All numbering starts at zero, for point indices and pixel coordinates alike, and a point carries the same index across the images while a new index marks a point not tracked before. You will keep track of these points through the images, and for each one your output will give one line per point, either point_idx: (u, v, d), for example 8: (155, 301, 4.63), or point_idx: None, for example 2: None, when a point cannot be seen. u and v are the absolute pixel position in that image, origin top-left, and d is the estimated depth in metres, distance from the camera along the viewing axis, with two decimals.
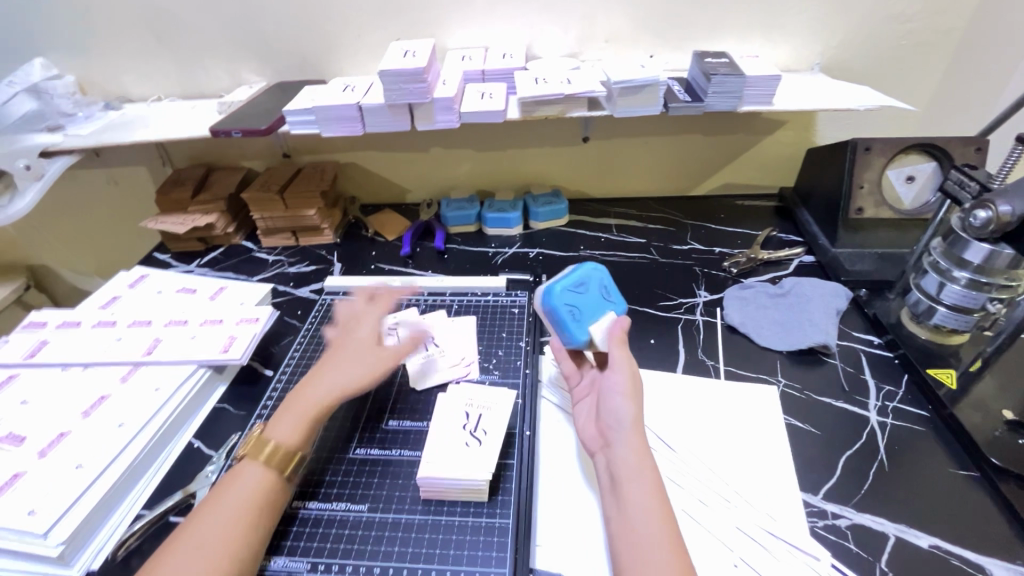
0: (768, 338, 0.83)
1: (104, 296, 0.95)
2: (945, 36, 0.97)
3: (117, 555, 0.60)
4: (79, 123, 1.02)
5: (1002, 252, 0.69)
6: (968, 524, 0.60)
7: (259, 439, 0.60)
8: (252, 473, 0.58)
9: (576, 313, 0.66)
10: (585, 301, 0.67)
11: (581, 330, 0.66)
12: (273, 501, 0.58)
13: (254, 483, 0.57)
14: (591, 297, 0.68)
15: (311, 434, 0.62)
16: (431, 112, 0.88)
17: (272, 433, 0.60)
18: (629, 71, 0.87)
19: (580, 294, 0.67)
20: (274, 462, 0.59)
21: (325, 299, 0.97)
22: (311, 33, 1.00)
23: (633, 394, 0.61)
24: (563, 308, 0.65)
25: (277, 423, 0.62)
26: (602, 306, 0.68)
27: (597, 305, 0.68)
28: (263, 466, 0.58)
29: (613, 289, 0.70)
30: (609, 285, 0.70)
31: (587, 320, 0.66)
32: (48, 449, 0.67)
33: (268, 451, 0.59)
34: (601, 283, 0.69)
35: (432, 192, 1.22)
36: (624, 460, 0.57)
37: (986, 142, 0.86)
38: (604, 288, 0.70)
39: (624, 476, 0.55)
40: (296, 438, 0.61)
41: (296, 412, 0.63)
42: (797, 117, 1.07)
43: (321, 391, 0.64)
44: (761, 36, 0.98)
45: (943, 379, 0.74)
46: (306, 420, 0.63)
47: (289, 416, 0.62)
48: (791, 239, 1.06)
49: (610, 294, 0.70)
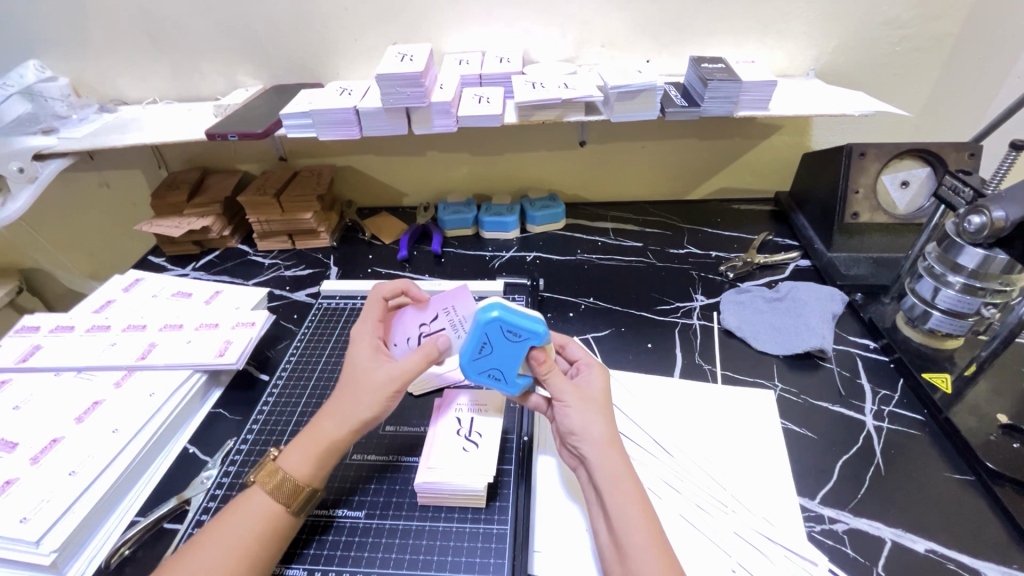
0: (765, 342, 0.84)
1: (98, 300, 0.94)
2: (938, 42, 0.98)
3: (110, 563, 0.60)
4: (72, 126, 1.01)
5: (996, 257, 0.70)
6: (963, 528, 0.60)
7: (271, 468, 0.57)
8: (262, 499, 0.56)
9: (497, 372, 0.62)
10: (496, 355, 0.60)
11: (513, 382, 0.62)
12: (290, 526, 0.57)
13: (266, 508, 0.56)
14: (500, 350, 0.60)
15: (329, 465, 0.59)
16: (428, 116, 0.88)
17: (284, 465, 0.58)
18: (626, 76, 0.87)
19: (501, 338, 0.59)
20: (290, 499, 0.56)
21: (321, 303, 0.96)
22: (308, 37, 1.00)
23: (591, 407, 0.59)
24: (480, 377, 0.62)
25: (289, 454, 0.59)
26: (516, 350, 0.60)
27: (510, 350, 0.60)
28: (278, 497, 0.56)
29: (518, 326, 0.58)
30: (509, 324, 0.58)
31: (511, 372, 0.61)
32: (41, 455, 0.66)
33: (280, 485, 0.57)
34: (501, 327, 0.59)
35: (429, 196, 1.22)
36: (601, 477, 0.55)
37: (980, 148, 0.86)
38: (507, 329, 0.59)
39: (601, 488, 0.55)
40: (313, 475, 0.58)
41: (309, 443, 0.59)
42: (792, 122, 1.07)
43: (337, 424, 0.60)
44: (756, 41, 0.99)
45: (938, 383, 0.74)
46: (322, 453, 0.59)
47: (302, 447, 0.59)
48: (786, 243, 1.07)
49: (516, 333, 0.58)
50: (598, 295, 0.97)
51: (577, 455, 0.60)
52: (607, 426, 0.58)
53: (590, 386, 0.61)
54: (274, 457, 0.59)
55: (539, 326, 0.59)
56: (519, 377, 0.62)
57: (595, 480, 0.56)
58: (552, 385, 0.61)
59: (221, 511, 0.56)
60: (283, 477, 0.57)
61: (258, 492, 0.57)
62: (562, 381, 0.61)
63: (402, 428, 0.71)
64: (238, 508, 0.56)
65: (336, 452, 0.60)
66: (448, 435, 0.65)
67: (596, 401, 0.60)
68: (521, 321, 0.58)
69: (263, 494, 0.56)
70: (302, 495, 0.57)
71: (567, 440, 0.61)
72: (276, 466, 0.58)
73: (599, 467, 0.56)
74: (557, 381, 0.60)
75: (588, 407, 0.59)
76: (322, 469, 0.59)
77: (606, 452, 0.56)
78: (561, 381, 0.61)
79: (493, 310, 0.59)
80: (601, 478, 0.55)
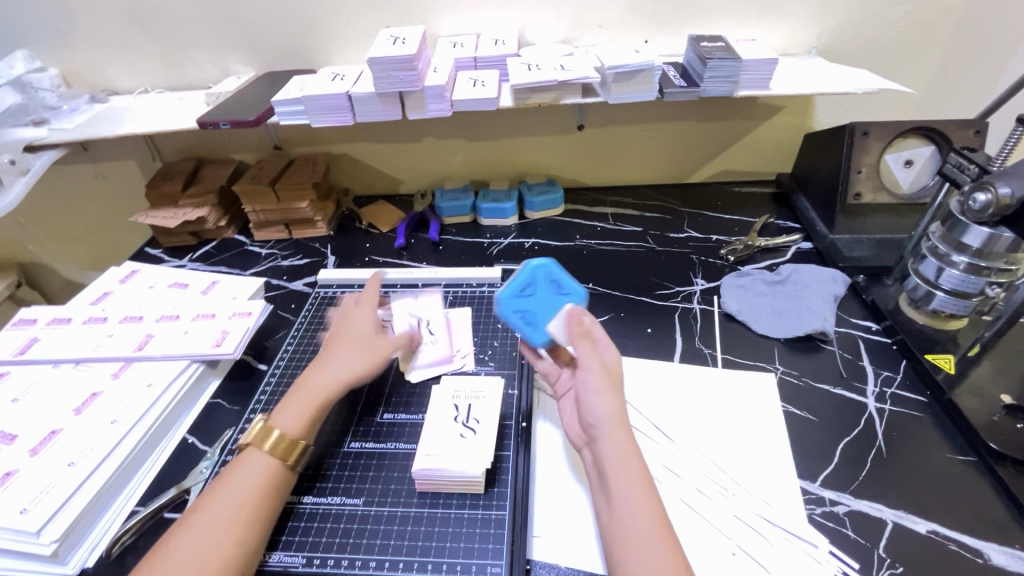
0: (766, 325, 0.83)
1: (95, 292, 0.93)
2: (944, 16, 0.95)
3: (111, 552, 0.60)
4: (65, 116, 1.00)
5: (1002, 236, 0.68)
6: (965, 508, 0.60)
7: (265, 426, 0.59)
8: (253, 467, 0.57)
9: (527, 316, 0.67)
10: (532, 301, 0.68)
11: (540, 334, 0.67)
12: (278, 497, 0.57)
13: (255, 476, 0.56)
14: (538, 295, 0.68)
15: (319, 417, 0.63)
16: (423, 100, 0.86)
17: (277, 422, 0.60)
18: (623, 56, 0.85)
19: (543, 289, 0.68)
20: (284, 449, 0.58)
21: (318, 292, 0.95)
22: (298, 20, 0.98)
23: (609, 388, 0.59)
24: (511, 316, 0.68)
25: (281, 412, 0.61)
26: (552, 301, 0.68)
27: (548, 299, 0.68)
28: (273, 451, 0.58)
29: (561, 279, 0.69)
30: (555, 274, 0.69)
31: (541, 320, 0.67)
32: (40, 446, 0.66)
33: (275, 439, 0.58)
34: (547, 275, 0.69)
35: (426, 183, 1.21)
36: (609, 459, 0.55)
37: (985, 125, 0.84)
38: (552, 278, 0.69)
39: (608, 469, 0.54)
40: (305, 425, 0.61)
41: (300, 401, 0.62)
42: (795, 102, 1.05)
43: (327, 378, 0.64)
44: (757, 18, 0.97)
45: (941, 363, 0.73)
46: (315, 407, 0.62)
47: (293, 403, 0.62)
48: (788, 226, 1.05)
49: (558, 284, 0.69)
50: (597, 281, 0.96)
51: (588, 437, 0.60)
52: (620, 409, 0.58)
53: (613, 367, 0.61)
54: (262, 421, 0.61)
55: (578, 286, 0.69)
56: (547, 330, 0.67)
57: (604, 460, 0.55)
58: (577, 354, 0.61)
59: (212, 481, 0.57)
60: (277, 429, 0.59)
61: (250, 459, 0.58)
62: (588, 354, 0.61)
63: (399, 416, 0.71)
64: (236, 469, 0.57)
65: (325, 406, 0.63)
66: (445, 423, 0.65)
67: (615, 383, 0.60)
68: (565, 276, 0.69)
69: (257, 455, 0.58)
70: (295, 445, 0.59)
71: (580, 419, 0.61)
72: (269, 424, 0.60)
73: (610, 447, 0.55)
74: (583, 353, 0.61)
75: (602, 387, 0.59)
76: (313, 423, 0.62)
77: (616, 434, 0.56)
78: (588, 353, 0.61)
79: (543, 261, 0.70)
80: (609, 460, 0.55)
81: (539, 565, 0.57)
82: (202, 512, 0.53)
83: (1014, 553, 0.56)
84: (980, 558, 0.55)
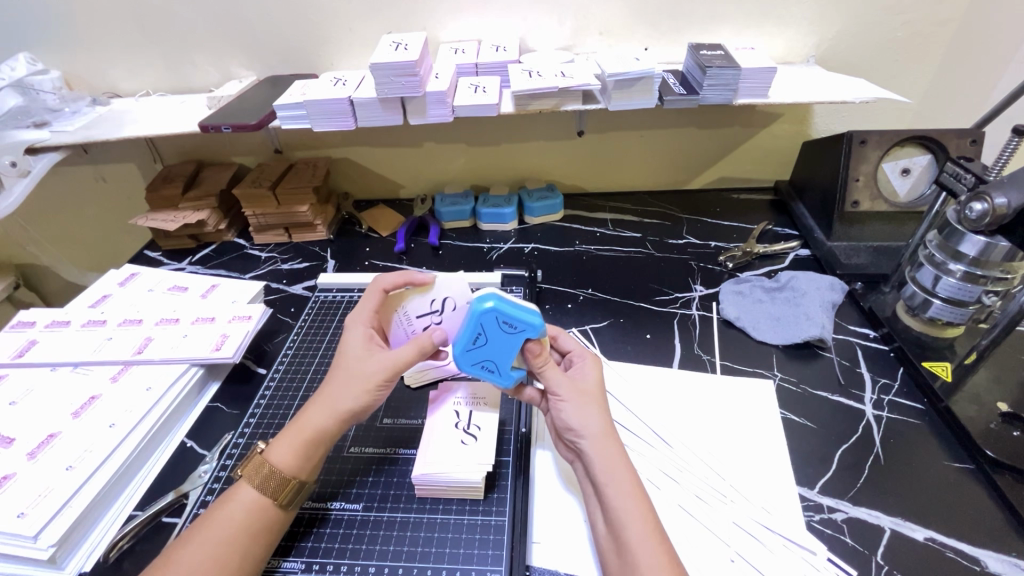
0: (765, 332, 0.83)
1: (95, 294, 0.93)
2: (941, 27, 0.96)
3: (109, 556, 0.60)
4: (66, 118, 1.00)
5: (998, 245, 0.69)
6: (962, 515, 0.60)
7: (257, 460, 0.57)
8: (250, 492, 0.56)
9: (490, 363, 0.62)
10: (491, 347, 0.61)
11: (507, 374, 0.62)
12: (279, 520, 0.56)
13: (253, 500, 0.56)
14: (494, 341, 0.60)
15: (316, 454, 0.59)
16: (424, 105, 0.86)
17: (270, 457, 0.57)
18: (624, 63, 0.86)
19: (497, 332, 0.59)
20: (276, 491, 0.56)
21: (318, 296, 0.95)
22: (301, 26, 0.99)
23: (586, 401, 0.59)
24: (474, 369, 0.63)
25: (276, 445, 0.59)
26: (511, 343, 0.60)
27: (505, 342, 0.60)
28: (265, 490, 0.56)
29: (512, 317, 0.58)
30: (505, 315, 0.58)
31: (505, 365, 0.61)
32: (38, 450, 0.66)
33: (267, 476, 0.56)
34: (496, 318, 0.59)
35: (426, 187, 1.21)
36: (597, 471, 0.55)
37: (982, 134, 0.85)
38: (503, 320, 0.59)
39: (599, 480, 0.55)
40: (299, 464, 0.58)
41: (295, 435, 0.59)
42: (793, 110, 1.06)
43: (324, 412, 0.60)
44: (756, 27, 0.98)
45: (938, 371, 0.74)
46: (308, 442, 0.59)
47: (288, 438, 0.59)
48: (786, 232, 1.06)
49: (511, 324, 0.59)
50: (596, 286, 0.96)
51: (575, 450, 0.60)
52: (604, 420, 0.58)
53: (586, 380, 0.61)
54: (260, 449, 0.59)
55: (533, 318, 0.59)
56: (513, 369, 0.62)
57: (593, 472, 0.55)
58: (546, 378, 0.61)
59: (209, 507, 0.56)
60: (269, 468, 0.56)
61: (244, 486, 0.57)
62: (557, 375, 0.61)
63: (399, 421, 0.71)
64: (227, 502, 0.56)
65: (324, 441, 0.60)
66: (446, 428, 0.65)
67: (592, 395, 0.60)
68: (516, 312, 0.59)
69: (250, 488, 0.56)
70: (288, 485, 0.56)
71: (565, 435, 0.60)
72: (262, 458, 0.57)
73: (595, 460, 0.55)
74: (554, 375, 0.60)
75: (584, 400, 0.59)
76: (309, 461, 0.59)
77: (603, 445, 0.56)
78: (557, 375, 0.61)
79: (488, 301, 0.59)
80: (597, 472, 0.55)
81: (539, 571, 0.57)
82: (204, 523, 0.54)
83: (1011, 561, 0.56)
84: (977, 565, 0.56)
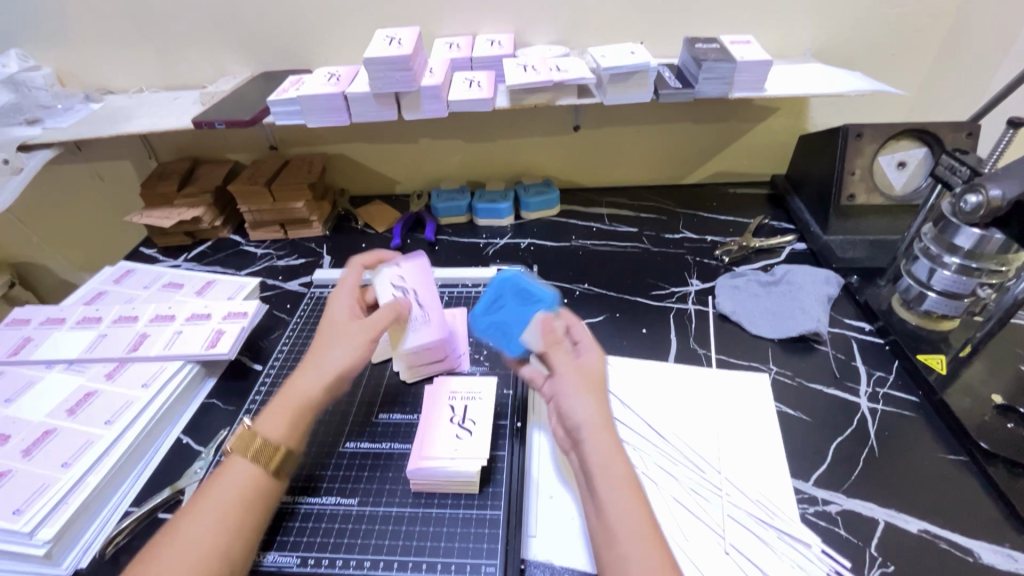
0: (760, 325, 0.83)
1: (89, 292, 0.93)
2: (936, 20, 0.96)
3: (105, 552, 0.60)
4: (59, 116, 1.00)
5: (992, 237, 0.69)
6: (956, 507, 0.60)
7: (246, 433, 0.57)
8: (243, 464, 0.56)
9: (505, 329, 0.67)
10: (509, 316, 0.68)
11: (515, 345, 0.66)
12: (271, 495, 0.56)
13: (246, 475, 0.55)
14: (510, 307, 0.69)
15: (305, 421, 0.60)
16: (418, 100, 0.86)
17: (260, 429, 0.58)
18: (619, 57, 0.85)
19: (512, 303, 0.69)
20: (267, 460, 0.56)
21: (314, 292, 0.95)
22: (295, 22, 0.98)
23: (587, 389, 0.58)
24: (485, 331, 0.69)
25: (264, 418, 0.59)
26: (525, 310, 0.67)
27: (520, 310, 0.68)
28: (257, 460, 0.56)
29: (531, 291, 0.70)
30: (523, 287, 0.70)
31: (516, 333, 0.66)
32: (33, 448, 0.66)
33: (258, 448, 0.56)
34: (513, 288, 0.70)
35: (422, 183, 1.21)
36: (592, 461, 0.54)
37: (977, 127, 0.85)
38: (519, 291, 0.70)
39: (595, 471, 0.54)
40: (289, 430, 0.58)
41: (283, 405, 0.60)
42: (789, 104, 1.06)
43: (312, 380, 0.61)
44: (751, 21, 0.97)
45: (932, 364, 0.74)
46: (297, 411, 0.60)
47: (276, 408, 0.60)
48: (783, 226, 1.06)
49: (528, 295, 0.69)
50: (592, 282, 0.96)
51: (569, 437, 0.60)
52: (601, 413, 0.57)
53: (593, 371, 0.60)
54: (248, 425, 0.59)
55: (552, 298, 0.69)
56: (520, 341, 0.65)
57: (588, 464, 0.55)
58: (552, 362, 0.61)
59: (203, 483, 0.55)
60: (260, 437, 0.57)
61: (236, 461, 0.56)
62: (565, 361, 0.60)
63: (394, 416, 0.71)
64: (220, 477, 0.55)
65: (312, 410, 0.61)
66: (441, 423, 0.65)
67: (596, 387, 0.59)
68: (533, 287, 0.70)
69: (242, 464, 0.56)
70: (278, 453, 0.57)
71: (561, 421, 0.60)
72: (251, 430, 0.57)
73: (593, 450, 0.55)
74: (561, 360, 0.61)
75: (584, 389, 0.58)
76: (298, 428, 0.59)
77: (600, 435, 0.56)
78: (565, 360, 0.61)
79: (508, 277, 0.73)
80: (594, 462, 0.54)
81: (533, 564, 0.57)
82: (204, 500, 0.54)
83: (1003, 552, 0.56)
84: (971, 556, 0.56)
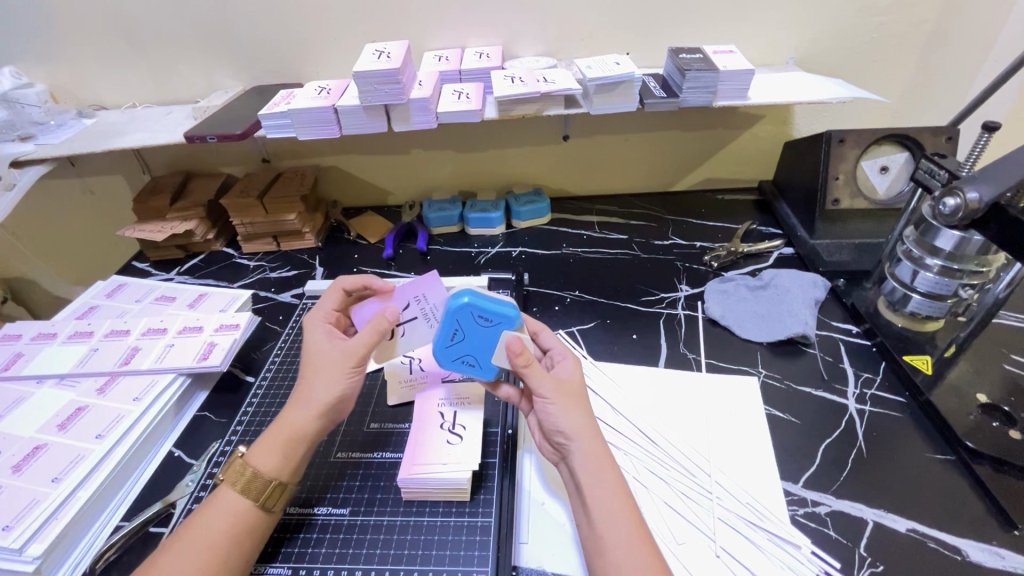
0: (749, 329, 0.84)
1: (80, 307, 0.93)
2: (913, 28, 0.98)
3: (94, 568, 0.59)
4: (52, 132, 1.01)
5: (972, 239, 0.71)
6: (943, 505, 0.61)
7: (238, 464, 0.57)
8: (233, 496, 0.56)
9: (471, 359, 0.62)
10: (469, 343, 0.61)
11: (487, 367, 0.62)
12: (262, 524, 0.56)
13: (236, 505, 0.55)
14: (471, 335, 0.61)
15: (297, 453, 0.59)
16: (408, 112, 0.87)
17: (252, 460, 0.57)
18: (604, 67, 0.86)
19: (465, 335, 0.61)
20: (257, 493, 0.56)
21: (306, 303, 0.96)
22: (286, 37, 1.00)
23: (570, 400, 0.58)
24: (455, 365, 0.63)
25: (257, 449, 0.58)
26: (489, 336, 0.61)
27: (482, 335, 0.61)
28: (246, 492, 0.56)
29: (487, 310, 0.60)
30: (480, 308, 0.60)
31: (485, 358, 0.62)
32: (23, 463, 0.66)
33: (248, 479, 0.56)
34: (472, 312, 0.60)
35: (413, 194, 1.22)
36: (581, 471, 0.55)
37: (956, 132, 0.87)
38: (478, 313, 0.60)
39: (585, 481, 0.54)
40: (279, 463, 0.57)
41: (274, 436, 0.59)
42: (773, 111, 1.08)
43: (302, 412, 0.60)
44: (734, 31, 0.99)
45: (918, 364, 0.75)
46: (287, 442, 0.59)
47: (268, 440, 0.59)
48: (771, 231, 1.07)
49: (486, 316, 0.60)
50: (583, 288, 0.97)
51: (557, 449, 0.60)
52: (588, 420, 0.58)
53: (573, 381, 0.60)
54: (241, 454, 0.59)
55: (509, 310, 0.60)
56: (494, 364, 0.62)
57: (577, 471, 0.55)
58: (531, 380, 0.59)
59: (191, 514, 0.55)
60: (251, 471, 0.56)
61: (227, 490, 0.56)
62: (542, 375, 0.59)
63: (386, 425, 0.71)
64: (209, 508, 0.55)
65: (303, 441, 0.59)
66: (431, 430, 0.66)
67: (577, 395, 0.59)
68: (491, 305, 0.60)
69: (232, 492, 0.56)
70: (269, 485, 0.56)
71: (547, 433, 0.60)
72: (244, 462, 0.57)
73: (580, 461, 0.55)
74: (538, 375, 0.59)
75: (568, 400, 0.58)
76: (288, 460, 0.58)
77: (588, 444, 0.56)
78: (542, 376, 0.59)
79: (464, 296, 0.61)
80: (582, 474, 0.55)
81: (525, 571, 0.58)
82: (192, 529, 0.54)
83: (990, 550, 0.57)
84: (959, 554, 0.57)
